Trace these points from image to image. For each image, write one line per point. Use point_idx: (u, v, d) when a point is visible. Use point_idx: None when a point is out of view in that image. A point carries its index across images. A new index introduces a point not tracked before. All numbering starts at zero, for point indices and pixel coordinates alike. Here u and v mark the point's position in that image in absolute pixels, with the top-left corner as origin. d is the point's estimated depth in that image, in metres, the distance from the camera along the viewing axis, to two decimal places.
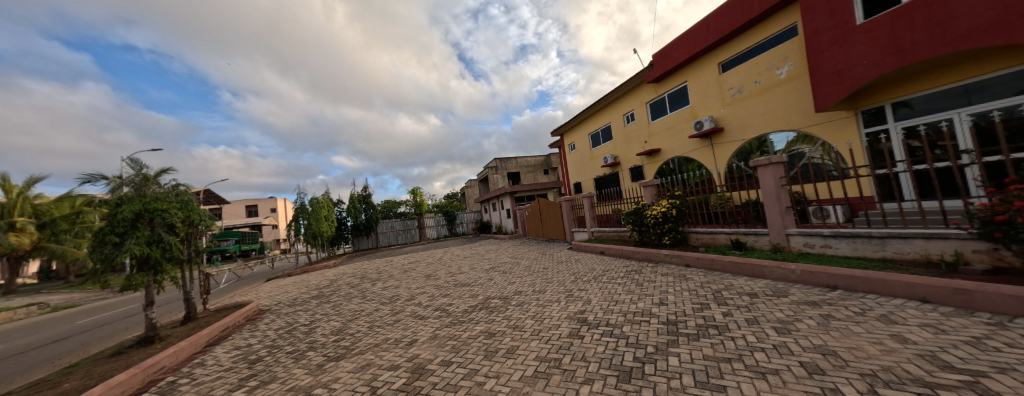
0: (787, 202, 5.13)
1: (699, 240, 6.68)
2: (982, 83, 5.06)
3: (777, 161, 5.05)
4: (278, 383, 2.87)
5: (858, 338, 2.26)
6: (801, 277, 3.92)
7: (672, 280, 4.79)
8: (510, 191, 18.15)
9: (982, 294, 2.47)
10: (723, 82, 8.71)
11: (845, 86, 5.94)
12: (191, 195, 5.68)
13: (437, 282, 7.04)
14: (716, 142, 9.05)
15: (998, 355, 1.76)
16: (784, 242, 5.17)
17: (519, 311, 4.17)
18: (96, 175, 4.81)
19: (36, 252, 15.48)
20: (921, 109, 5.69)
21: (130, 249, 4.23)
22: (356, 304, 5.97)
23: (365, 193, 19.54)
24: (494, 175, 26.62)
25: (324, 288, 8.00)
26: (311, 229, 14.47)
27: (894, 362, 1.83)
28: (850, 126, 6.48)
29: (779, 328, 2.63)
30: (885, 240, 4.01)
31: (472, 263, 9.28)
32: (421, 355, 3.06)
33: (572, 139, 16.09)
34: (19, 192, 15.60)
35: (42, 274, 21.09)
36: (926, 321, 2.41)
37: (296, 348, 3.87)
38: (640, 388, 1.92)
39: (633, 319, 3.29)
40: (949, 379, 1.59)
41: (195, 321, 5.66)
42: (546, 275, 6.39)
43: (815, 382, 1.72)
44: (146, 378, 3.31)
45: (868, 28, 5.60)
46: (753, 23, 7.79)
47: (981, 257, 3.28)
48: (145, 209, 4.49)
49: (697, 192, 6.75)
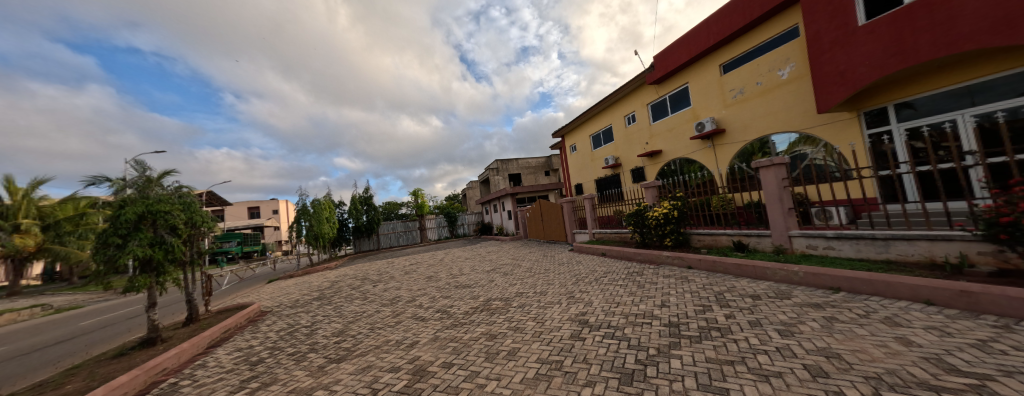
0: (789, 204, 5.10)
1: (700, 242, 6.65)
2: (985, 84, 5.04)
3: (779, 163, 5.04)
4: (280, 384, 2.87)
5: (863, 340, 2.23)
6: (804, 279, 3.89)
7: (673, 282, 4.77)
8: (511, 192, 18.14)
9: (987, 297, 2.45)
10: (724, 83, 8.70)
11: (847, 87, 5.92)
12: (194, 197, 5.71)
13: (438, 283, 7.03)
14: (718, 144, 9.03)
15: (1006, 359, 1.74)
16: (788, 243, 5.13)
17: (521, 313, 4.16)
18: (100, 176, 4.84)
19: (41, 253, 15.57)
20: (924, 110, 5.67)
21: (134, 250, 4.27)
22: (357, 306, 5.96)
23: (366, 195, 19.55)
24: (495, 177, 26.70)
25: (325, 290, 8.00)
26: (313, 231, 14.49)
27: (898, 365, 1.82)
28: (853, 127, 6.45)
29: (782, 330, 2.62)
30: (888, 241, 3.98)
31: (473, 265, 9.29)
32: (421, 358, 3.05)
33: (573, 141, 16.13)
34: (24, 194, 15.78)
35: (46, 275, 21.21)
36: (932, 323, 2.39)
37: (297, 350, 3.86)
38: (642, 390, 1.91)
39: (635, 321, 3.27)
40: (954, 382, 1.57)
41: (197, 322, 5.67)
42: (548, 277, 6.37)
43: (819, 385, 1.70)
44: (147, 380, 3.31)
45: (870, 29, 5.58)
46: (753, 24, 7.81)
47: (986, 259, 3.25)
48: (149, 211, 4.52)
49: (699, 193, 6.74)
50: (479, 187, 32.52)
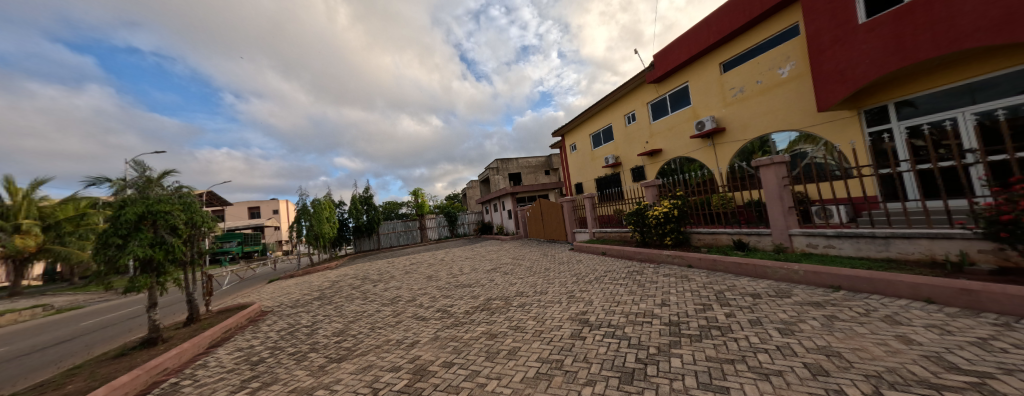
0: (790, 202, 5.10)
1: (700, 241, 6.65)
2: (986, 82, 5.03)
3: (780, 161, 5.03)
4: (280, 384, 2.87)
5: (864, 339, 2.23)
6: (804, 278, 3.90)
7: (673, 281, 4.78)
8: (511, 192, 18.14)
9: (987, 294, 2.45)
10: (725, 82, 8.67)
11: (847, 85, 5.90)
12: (195, 197, 5.70)
13: (438, 283, 7.06)
14: (718, 143, 9.01)
15: (1006, 357, 1.74)
16: (788, 242, 5.13)
17: (521, 312, 4.18)
18: (101, 177, 4.84)
19: (41, 254, 15.58)
20: (925, 108, 5.65)
21: (134, 250, 4.27)
22: (358, 305, 5.99)
23: (366, 194, 19.55)
24: (494, 176, 26.75)
25: (325, 290, 8.02)
26: (313, 230, 14.51)
27: (899, 364, 1.82)
28: (853, 125, 6.44)
29: (782, 329, 2.62)
30: (888, 239, 3.98)
31: (473, 264, 9.31)
32: (422, 357, 3.06)
33: (573, 140, 16.13)
34: (24, 195, 15.84)
35: (48, 276, 21.24)
36: (933, 321, 2.38)
37: (298, 349, 3.87)
38: (642, 389, 1.91)
39: (635, 320, 3.27)
40: (955, 381, 1.57)
41: (198, 322, 5.68)
42: (548, 276, 6.37)
43: (819, 383, 1.71)
44: (149, 380, 3.32)
45: (871, 27, 5.56)
46: (754, 23, 7.79)
47: (987, 257, 3.24)
48: (149, 210, 4.53)
49: (699, 192, 6.75)
50: (479, 186, 32.51)
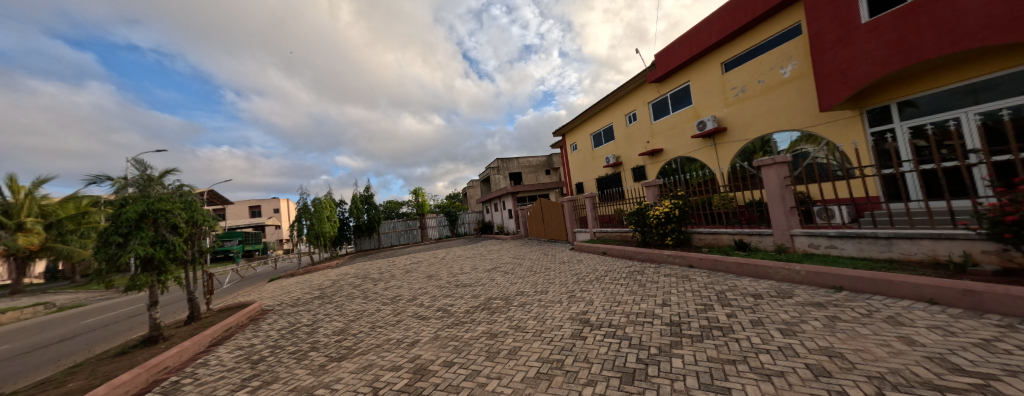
0: (791, 203, 5.09)
1: (701, 241, 6.63)
2: (990, 81, 5.00)
3: (781, 161, 5.01)
4: (280, 383, 2.87)
5: (866, 340, 2.22)
6: (806, 278, 3.88)
7: (675, 281, 4.75)
8: (511, 192, 18.12)
9: (990, 295, 2.44)
10: (727, 81, 8.64)
11: (850, 85, 5.87)
12: (195, 195, 5.63)
13: (438, 282, 7.09)
14: (719, 142, 8.98)
15: (1009, 358, 1.73)
16: (789, 242, 5.12)
17: (521, 311, 4.18)
18: (102, 176, 4.81)
19: (42, 252, 15.60)
20: (928, 108, 5.62)
21: (135, 248, 4.28)
22: (358, 304, 6.02)
23: (366, 194, 19.58)
24: (495, 176, 26.85)
25: (326, 288, 8.07)
26: (314, 229, 14.50)
27: (902, 365, 1.81)
28: (855, 126, 6.42)
29: (784, 330, 2.60)
30: (891, 240, 3.96)
31: (474, 264, 9.30)
32: (422, 356, 3.06)
33: (573, 139, 16.14)
34: (26, 193, 15.93)
35: (50, 274, 21.27)
36: (936, 323, 2.37)
37: (298, 348, 3.89)
38: (643, 389, 1.91)
39: (636, 320, 3.26)
40: (959, 382, 1.56)
41: (199, 320, 5.70)
42: (548, 276, 6.35)
43: (821, 384, 1.70)
44: (149, 378, 3.31)
45: (873, 27, 5.54)
46: (758, 21, 7.71)
47: (990, 258, 3.22)
48: (150, 209, 4.53)
49: (700, 191, 6.74)
50: (479, 185, 32.56)
